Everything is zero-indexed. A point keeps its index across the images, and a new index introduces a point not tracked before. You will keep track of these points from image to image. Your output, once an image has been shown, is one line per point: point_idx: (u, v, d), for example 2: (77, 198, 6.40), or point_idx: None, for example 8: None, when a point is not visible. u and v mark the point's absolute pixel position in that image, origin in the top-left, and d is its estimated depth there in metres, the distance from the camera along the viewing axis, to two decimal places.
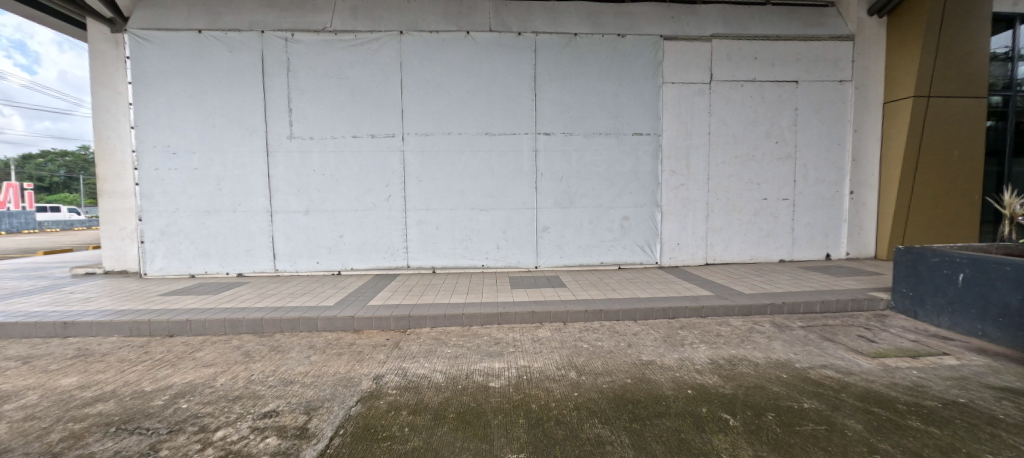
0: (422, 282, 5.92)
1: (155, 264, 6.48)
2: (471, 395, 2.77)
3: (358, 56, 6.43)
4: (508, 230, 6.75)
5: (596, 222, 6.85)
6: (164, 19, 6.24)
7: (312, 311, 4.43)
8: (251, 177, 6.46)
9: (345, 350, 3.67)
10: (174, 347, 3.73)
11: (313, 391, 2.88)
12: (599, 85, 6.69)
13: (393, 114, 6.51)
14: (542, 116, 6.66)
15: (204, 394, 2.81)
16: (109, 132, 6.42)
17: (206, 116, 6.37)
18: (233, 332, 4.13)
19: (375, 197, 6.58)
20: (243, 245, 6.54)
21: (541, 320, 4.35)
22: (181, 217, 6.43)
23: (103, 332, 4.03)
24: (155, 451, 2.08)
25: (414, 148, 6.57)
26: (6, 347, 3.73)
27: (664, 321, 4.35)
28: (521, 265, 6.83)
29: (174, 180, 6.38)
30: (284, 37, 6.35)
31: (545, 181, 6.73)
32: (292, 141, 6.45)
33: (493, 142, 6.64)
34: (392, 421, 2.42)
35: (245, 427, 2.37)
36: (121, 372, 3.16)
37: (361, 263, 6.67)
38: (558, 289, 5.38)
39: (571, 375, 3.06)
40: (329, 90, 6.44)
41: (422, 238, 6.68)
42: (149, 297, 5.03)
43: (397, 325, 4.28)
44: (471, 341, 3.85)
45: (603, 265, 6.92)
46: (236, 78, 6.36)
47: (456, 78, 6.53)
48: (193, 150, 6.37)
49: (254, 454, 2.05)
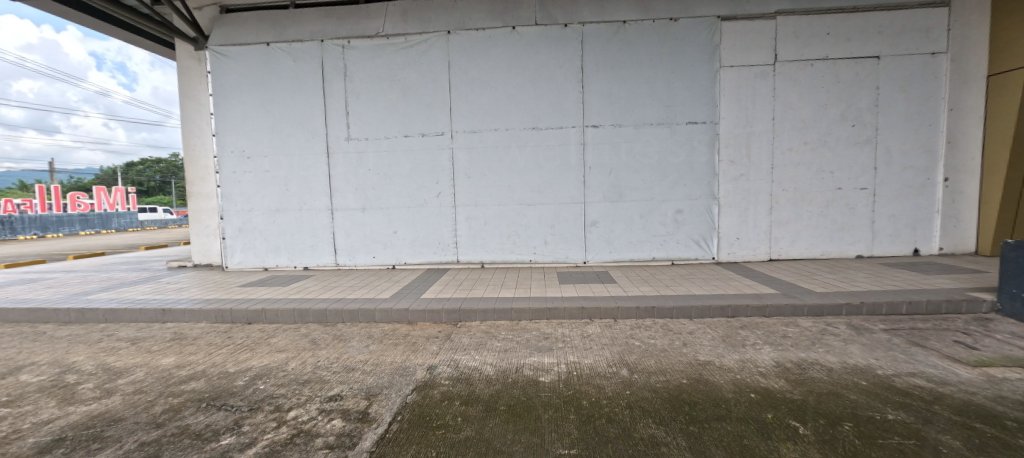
0: (471, 276, 6.04)
1: (235, 258, 7.17)
2: (521, 389, 2.82)
3: (408, 58, 6.66)
4: (555, 225, 6.70)
5: (648, 216, 6.60)
6: (237, 35, 6.84)
7: (369, 303, 4.67)
8: (314, 177, 6.93)
9: (401, 341, 3.81)
10: (252, 333, 4.09)
11: (373, 378, 3.10)
12: (651, 74, 6.42)
13: (442, 113, 6.69)
14: (590, 109, 6.52)
15: (278, 377, 3.12)
16: (194, 140, 7.19)
17: (275, 122, 6.91)
18: (300, 321, 4.45)
19: (426, 194, 6.81)
20: (309, 241, 7.04)
21: (591, 316, 4.26)
22: (255, 215, 7.05)
23: (193, 318, 4.51)
24: (239, 426, 2.46)
25: (462, 145, 6.71)
26: (119, 329, 4.29)
27: (722, 320, 4.09)
28: (569, 260, 6.76)
29: (248, 182, 7.00)
30: (342, 44, 6.72)
31: (594, 175, 6.59)
32: (350, 142, 6.83)
33: (541, 137, 6.61)
34: (445, 410, 2.57)
35: (314, 408, 2.67)
36: (209, 354, 3.53)
37: (414, 258, 6.94)
38: (608, 284, 5.25)
39: (622, 373, 2.98)
40: (383, 92, 6.74)
41: (471, 234, 6.81)
42: (231, 287, 5.60)
43: (447, 318, 4.38)
44: (522, 335, 3.84)
45: (654, 261, 6.66)
46: (300, 86, 6.84)
47: (503, 74, 6.57)
48: (263, 154, 6.95)
49: (323, 434, 2.35)
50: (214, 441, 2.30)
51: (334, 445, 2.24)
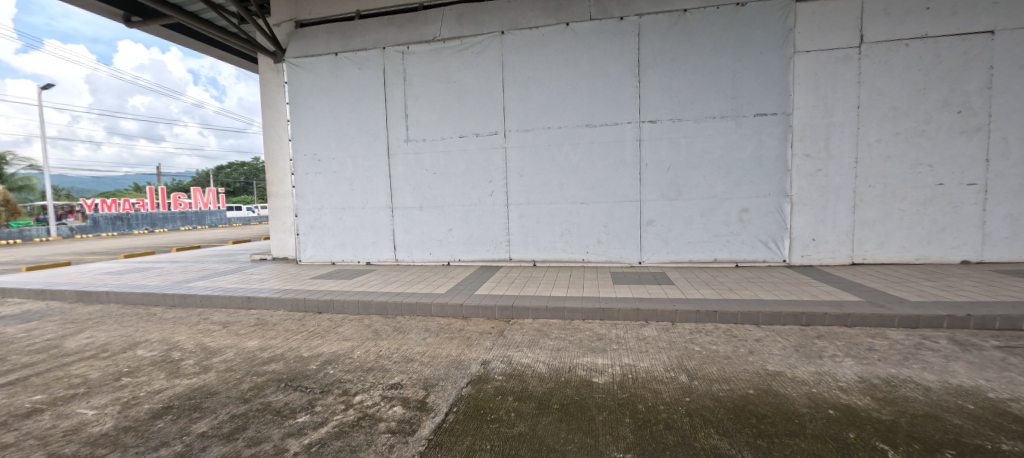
0: (524, 274, 6.09)
1: (307, 252, 7.83)
2: (574, 388, 2.80)
3: (463, 60, 6.85)
4: (609, 224, 6.56)
5: (709, 215, 6.24)
6: (309, 47, 7.44)
7: (426, 297, 4.87)
8: (376, 178, 7.36)
9: (456, 335, 3.94)
10: (322, 321, 4.43)
11: (430, 369, 3.24)
12: (715, 64, 6.06)
13: (495, 113, 6.81)
14: (647, 103, 6.30)
15: (345, 363, 3.37)
16: (273, 145, 7.94)
17: (341, 126, 7.44)
18: (364, 312, 4.75)
19: (480, 193, 6.97)
20: (371, 238, 7.50)
21: (646, 318, 4.13)
22: (324, 213, 7.64)
23: (272, 306, 4.98)
24: (313, 406, 2.72)
25: (515, 144, 6.78)
26: (213, 313, 4.86)
27: (795, 328, 3.77)
28: (623, 260, 6.59)
29: (318, 182, 7.61)
30: (402, 50, 7.06)
31: (650, 172, 6.36)
32: (409, 144, 7.17)
33: (595, 134, 6.49)
34: (499, 405, 2.62)
35: (377, 394, 2.86)
36: (286, 339, 3.89)
37: (468, 255, 7.14)
38: (665, 286, 5.04)
39: (681, 379, 2.85)
40: (440, 94, 7.00)
41: (524, 232, 6.87)
42: (303, 279, 6.13)
43: (500, 314, 4.45)
44: (575, 335, 3.81)
45: (716, 262, 6.28)
46: (364, 91, 7.29)
47: (557, 72, 6.54)
48: (331, 156, 7.51)
49: (386, 419, 2.52)
50: (292, 418, 2.59)
51: (395, 430, 2.41)
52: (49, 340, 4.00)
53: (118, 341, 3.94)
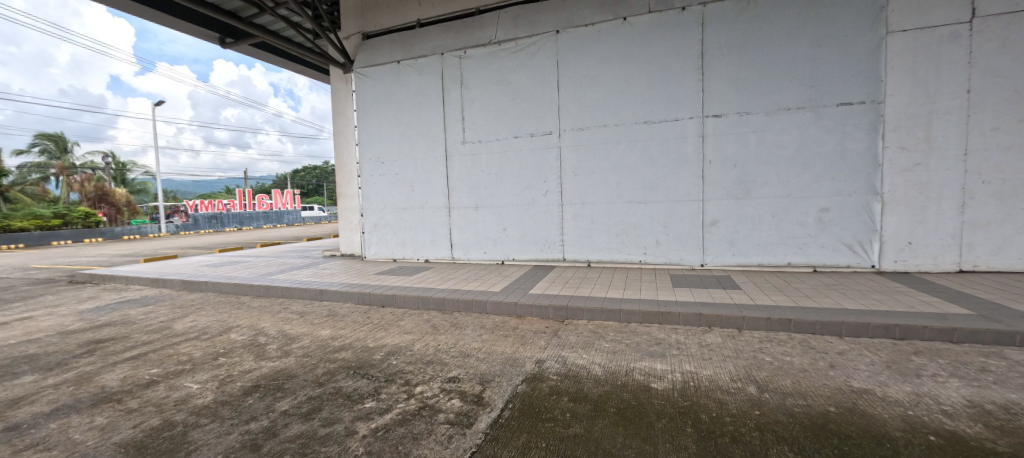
0: (578, 274, 6.06)
1: (372, 249, 8.42)
2: (632, 393, 2.74)
3: (518, 61, 6.93)
4: (668, 224, 6.31)
5: (782, 215, 5.77)
6: (374, 57, 7.96)
7: (482, 295, 5.02)
8: (434, 179, 7.70)
9: (511, 333, 4.01)
10: (386, 315, 4.73)
11: (486, 365, 3.34)
12: (789, 51, 5.58)
13: (550, 113, 6.82)
14: (711, 97, 5.96)
15: (407, 355, 3.57)
16: (344, 150, 8.69)
17: (402, 130, 7.88)
18: (423, 307, 4.99)
19: (534, 193, 7.03)
20: (430, 237, 7.88)
21: (709, 324, 3.93)
22: (387, 213, 8.16)
23: (341, 299, 5.40)
24: (378, 394, 2.92)
25: (570, 144, 6.75)
26: (291, 303, 5.38)
27: (885, 341, 3.38)
28: (684, 262, 6.30)
29: (381, 184, 8.14)
30: (459, 55, 7.30)
31: (714, 169, 6.01)
32: (465, 145, 7.41)
33: (654, 131, 6.27)
34: (554, 404, 2.64)
35: (436, 386, 3.00)
36: (354, 330, 4.20)
37: (521, 254, 7.24)
38: (730, 291, 4.76)
39: (749, 390, 2.68)
40: (495, 96, 7.14)
41: (578, 232, 6.82)
42: (369, 275, 6.58)
43: (555, 314, 4.47)
44: (632, 338, 3.72)
45: (790, 266, 5.80)
46: (423, 96, 7.66)
47: (614, 68, 6.40)
48: (393, 159, 7.99)
49: (446, 411, 2.64)
50: (360, 403, 2.80)
51: (453, 421, 2.52)
52: (163, 321, 4.68)
53: (216, 325, 4.50)
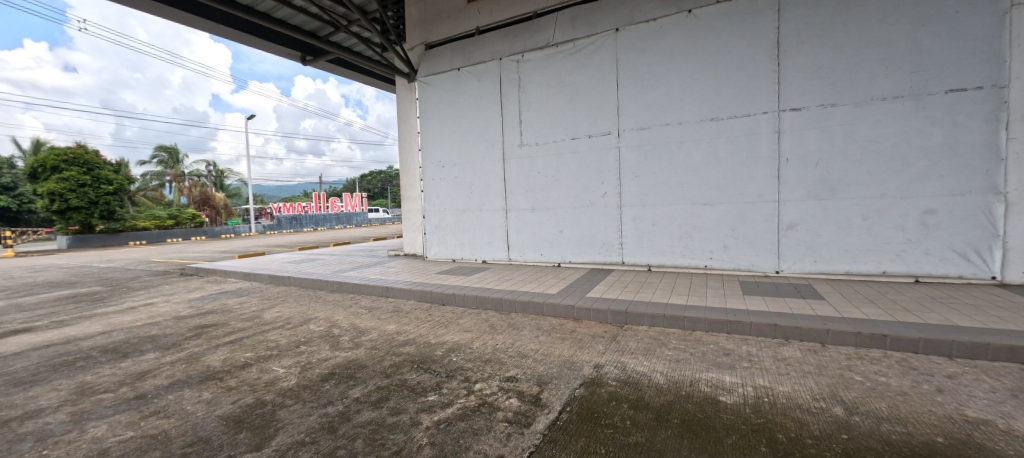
0: (638, 278, 5.91)
1: (433, 250, 8.86)
2: (698, 405, 2.63)
3: (575, 62, 6.89)
4: (738, 227, 5.92)
5: (875, 217, 5.16)
6: (436, 65, 8.35)
7: (538, 297, 5.07)
8: (492, 181, 7.92)
9: (568, 336, 4.01)
10: (446, 313, 4.95)
11: (543, 367, 3.38)
12: (884, 34, 4.99)
13: (609, 113, 6.71)
14: (788, 89, 5.50)
15: (467, 352, 3.71)
16: (408, 155, 9.23)
17: (462, 135, 8.20)
18: (481, 307, 5.15)
19: (591, 194, 6.96)
20: (488, 238, 8.12)
21: (786, 336, 3.66)
22: (447, 215, 8.55)
23: (404, 296, 5.74)
24: (440, 388, 3.07)
25: (629, 144, 6.59)
26: (361, 298, 5.82)
27: (1008, 366, 2.91)
28: (756, 268, 5.88)
29: (442, 187, 8.55)
30: (517, 59, 7.43)
31: (793, 168, 5.54)
32: (523, 148, 7.52)
33: (723, 128, 5.90)
34: (614, 411, 2.60)
35: (495, 385, 3.09)
36: (417, 326, 4.44)
37: (578, 256, 7.19)
38: (809, 301, 4.38)
39: (834, 411, 2.45)
40: (552, 98, 7.17)
41: (637, 235, 6.63)
42: (430, 274, 6.93)
43: (613, 319, 4.40)
44: (697, 347, 3.56)
45: (885, 276, 5.17)
46: (481, 101, 7.89)
47: (677, 64, 6.14)
48: (453, 163, 8.36)
49: (505, 409, 2.71)
50: (424, 396, 2.96)
51: (512, 420, 2.57)
52: (254, 310, 5.29)
53: (298, 316, 4.99)
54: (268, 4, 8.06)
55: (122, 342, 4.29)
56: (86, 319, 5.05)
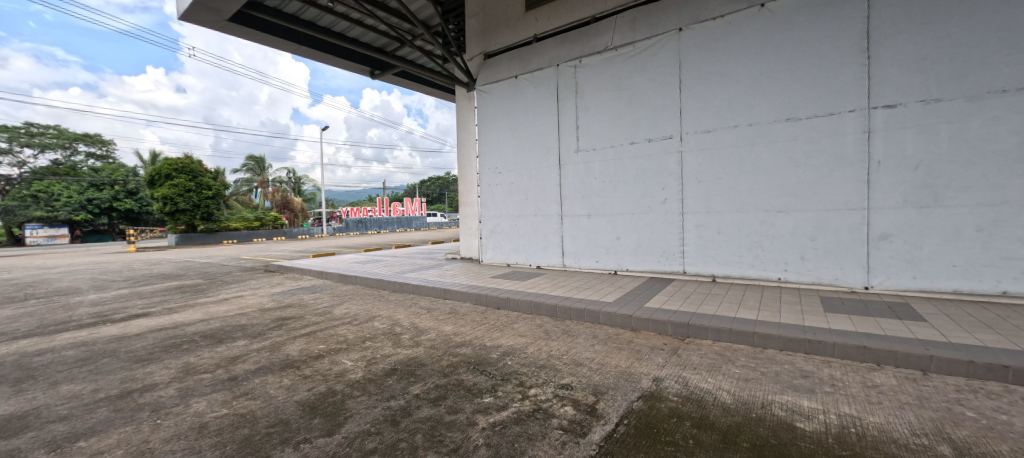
0: (703, 290, 5.62)
1: (488, 254, 9.12)
2: (770, 429, 2.44)
3: (635, 65, 6.75)
4: (819, 237, 5.42)
5: (991, 229, 4.46)
6: (493, 74, 8.58)
7: (594, 304, 5.01)
8: (548, 187, 7.97)
9: (625, 346, 3.92)
10: (501, 316, 5.05)
11: (599, 376, 3.32)
12: (1005, 16, 4.31)
13: (670, 116, 6.48)
14: (880, 84, 4.94)
15: (522, 357, 3.76)
16: (466, 161, 9.60)
17: (518, 141, 8.35)
18: (536, 312, 5.18)
19: (651, 200, 6.75)
20: (542, 243, 8.18)
21: (878, 361, 3.29)
22: (503, 220, 8.75)
23: (460, 298, 5.95)
24: (496, 391, 3.13)
25: (693, 148, 6.30)
26: (421, 298, 6.13)
27: None
28: (839, 283, 5.34)
29: (498, 193, 8.78)
30: (574, 65, 7.42)
31: (885, 172, 4.97)
32: (579, 154, 7.49)
33: (800, 129, 5.44)
34: (676, 428, 2.50)
35: (550, 391, 3.09)
36: (473, 328, 4.58)
37: (636, 264, 7.00)
38: (906, 322, 3.90)
39: (940, 450, 2.15)
40: (609, 102, 7.07)
41: (701, 243, 6.33)
42: (486, 277, 7.12)
43: (674, 331, 4.23)
44: (770, 367, 3.33)
45: (1008, 297, 4.42)
46: (537, 107, 7.98)
47: (748, 62, 5.78)
48: (509, 169, 8.54)
49: (560, 417, 2.70)
50: (480, 397, 3.04)
51: (567, 428, 2.56)
52: (325, 306, 5.77)
53: (364, 313, 5.36)
54: (343, 25, 8.81)
55: (218, 329, 4.88)
56: (189, 307, 5.82)
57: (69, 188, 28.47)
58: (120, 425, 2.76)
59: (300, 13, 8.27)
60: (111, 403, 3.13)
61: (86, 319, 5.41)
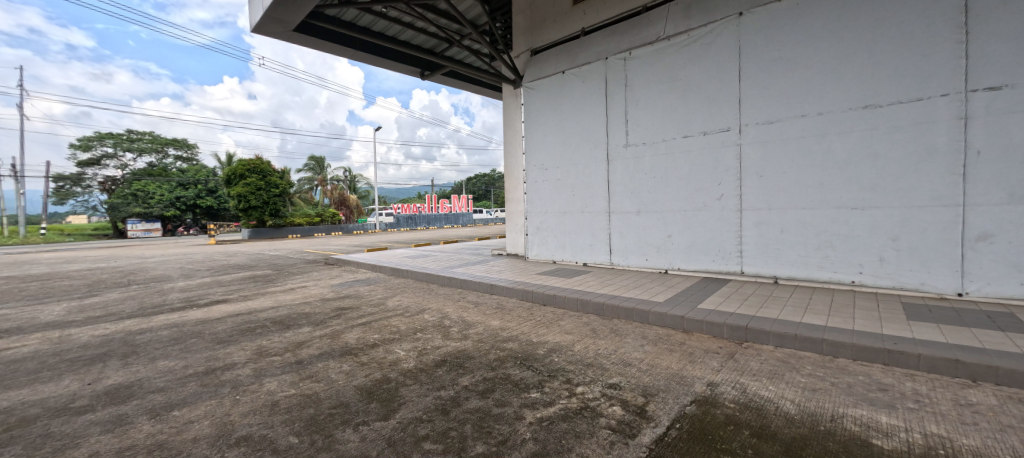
0: (762, 292, 5.28)
1: (534, 250, 9.17)
2: (840, 444, 2.26)
3: (689, 54, 6.44)
4: (901, 236, 4.89)
5: None
6: (540, 70, 8.56)
7: (643, 304, 4.88)
8: (595, 184, 7.85)
9: (676, 348, 3.79)
10: (547, 313, 5.07)
11: (649, 378, 3.24)
12: None
13: (729, 107, 6.12)
14: (982, 63, 4.33)
15: (568, 354, 3.75)
16: (513, 158, 9.71)
17: (565, 137, 8.28)
18: (582, 310, 5.15)
19: (706, 197, 6.43)
20: (589, 241, 8.08)
21: (974, 377, 2.92)
22: (549, 217, 8.75)
23: (507, 293, 6.05)
24: (542, 387, 3.16)
25: (754, 140, 5.92)
26: (468, 293, 6.30)
27: None
28: (926, 289, 4.78)
29: (544, 189, 8.78)
30: (623, 57, 7.21)
31: (986, 163, 4.35)
32: (628, 149, 7.29)
33: (880, 117, 4.92)
34: (732, 436, 2.39)
35: (597, 390, 3.07)
36: (518, 324, 4.65)
37: (688, 263, 6.72)
38: (1012, 334, 3.42)
39: None
40: (661, 94, 6.81)
41: (763, 243, 5.95)
42: (531, 274, 7.17)
43: (730, 334, 4.04)
44: (842, 377, 3.07)
45: None
46: (584, 102, 7.86)
47: (818, 46, 5.32)
48: (556, 166, 8.50)
49: (608, 416, 2.68)
50: (527, 392, 3.08)
51: (616, 428, 2.53)
52: (379, 297, 6.12)
53: (414, 305, 5.62)
54: (396, 28, 9.21)
55: (286, 316, 5.33)
56: (260, 295, 6.42)
57: (161, 187, 32.30)
58: (206, 398, 3.11)
59: (357, 20, 8.76)
60: (199, 378, 3.54)
61: (177, 303, 6.13)
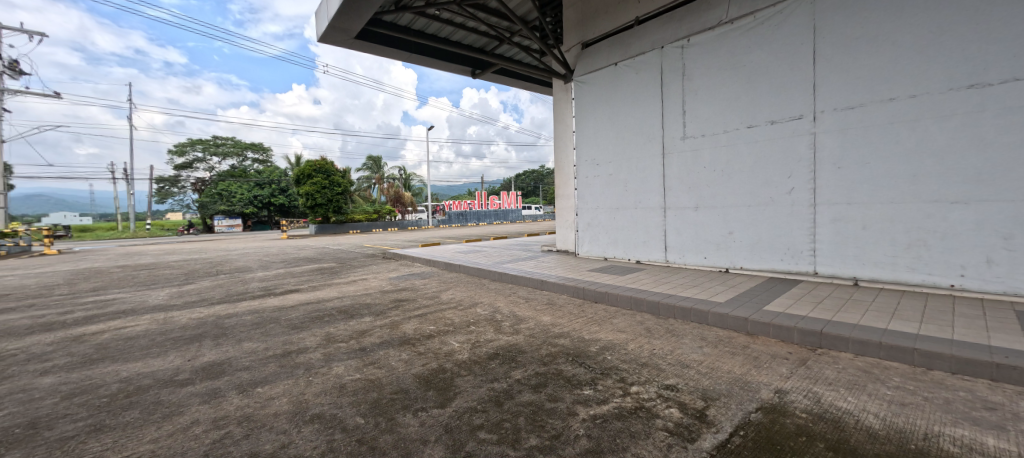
0: (839, 294, 4.83)
1: (585, 247, 9.10)
2: None
3: (756, 38, 6.03)
4: (1017, 235, 4.20)
5: None
6: (592, 63, 8.41)
7: (702, 304, 4.68)
8: (648, 178, 7.60)
9: (739, 351, 3.61)
10: (598, 310, 5.03)
11: (710, 381, 3.11)
12: None
13: (801, 93, 5.64)
14: None
15: (621, 353, 3.70)
16: (564, 154, 9.69)
17: (617, 131, 8.07)
18: (635, 308, 5.05)
19: (773, 191, 6.00)
20: (642, 237, 7.86)
21: None
22: (600, 213, 8.62)
23: (557, 290, 6.08)
24: (595, 384, 3.15)
25: (831, 128, 5.41)
26: (519, 288, 6.41)
27: None
28: None
29: (596, 185, 8.65)
30: (681, 45, 6.89)
31: None
32: (685, 141, 6.97)
33: (990, 96, 4.26)
34: (804, 448, 2.24)
35: (653, 391, 3.01)
36: (570, 320, 4.66)
37: (753, 262, 6.32)
38: None
39: None
40: (723, 83, 6.42)
41: (840, 240, 5.43)
42: (581, 271, 7.12)
43: (802, 339, 3.77)
44: (937, 392, 2.75)
45: None
46: (638, 94, 7.61)
47: (911, 19, 4.72)
48: (608, 161, 8.32)
49: (666, 418, 2.62)
50: (579, 388, 3.10)
51: (673, 431, 2.48)
52: (433, 290, 6.42)
53: (467, 299, 5.83)
54: (448, 30, 9.51)
55: (350, 306, 5.77)
56: (326, 286, 6.99)
57: (241, 188, 36.05)
58: (283, 378, 3.47)
59: (412, 25, 9.14)
60: (277, 359, 3.95)
61: (257, 291, 6.87)
